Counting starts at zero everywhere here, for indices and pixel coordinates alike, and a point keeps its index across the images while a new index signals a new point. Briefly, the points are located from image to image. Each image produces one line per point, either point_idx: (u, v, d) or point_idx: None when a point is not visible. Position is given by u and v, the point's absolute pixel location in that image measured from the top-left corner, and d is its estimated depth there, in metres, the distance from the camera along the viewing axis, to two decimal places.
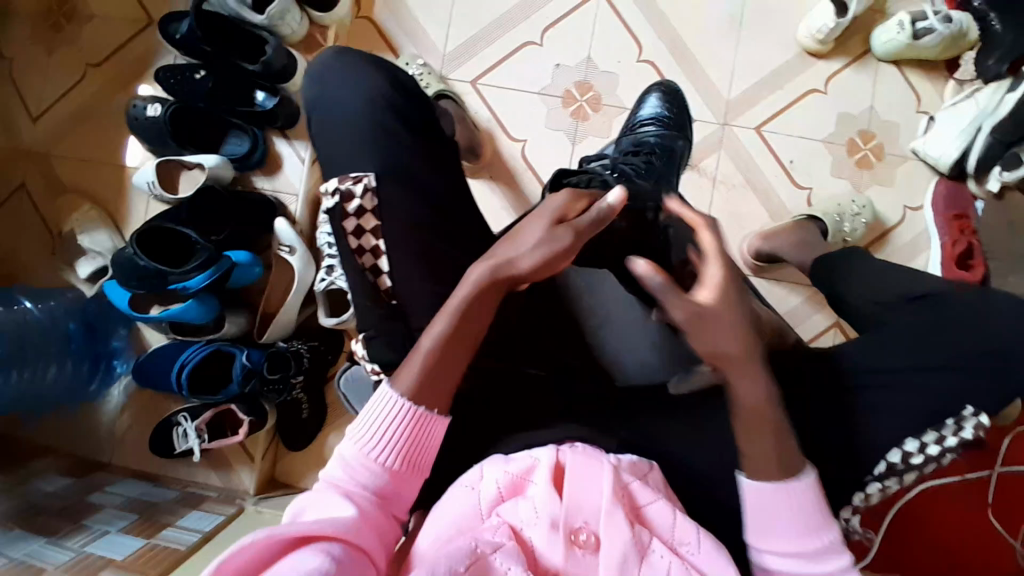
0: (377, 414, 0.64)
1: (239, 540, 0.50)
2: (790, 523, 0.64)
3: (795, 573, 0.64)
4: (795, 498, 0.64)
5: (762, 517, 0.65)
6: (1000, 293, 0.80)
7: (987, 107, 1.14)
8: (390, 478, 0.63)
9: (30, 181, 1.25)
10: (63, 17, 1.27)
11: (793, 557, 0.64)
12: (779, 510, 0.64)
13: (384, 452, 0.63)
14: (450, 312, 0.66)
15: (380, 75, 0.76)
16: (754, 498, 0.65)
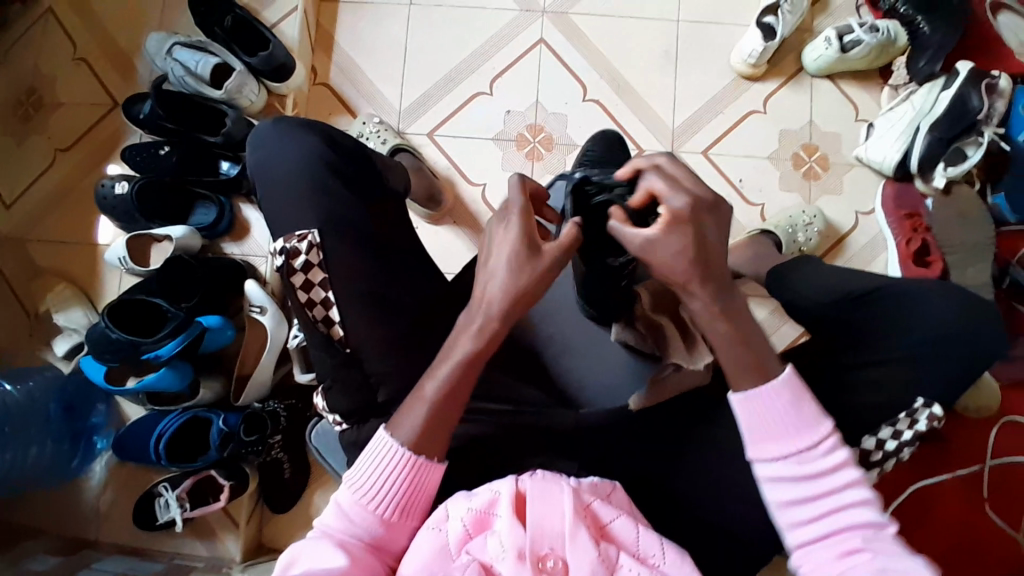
0: (374, 462, 0.66)
1: None
2: (778, 425, 0.63)
3: (791, 478, 0.63)
4: (778, 399, 0.63)
5: (756, 425, 0.64)
6: (940, 284, 0.83)
7: (924, 106, 1.20)
8: (384, 528, 0.66)
9: (5, 267, 1.28)
10: (31, 107, 1.33)
11: (786, 461, 0.63)
12: (767, 414, 0.63)
13: (381, 503, 0.66)
14: (450, 357, 0.67)
15: (315, 137, 0.80)
16: (741, 410, 0.64)
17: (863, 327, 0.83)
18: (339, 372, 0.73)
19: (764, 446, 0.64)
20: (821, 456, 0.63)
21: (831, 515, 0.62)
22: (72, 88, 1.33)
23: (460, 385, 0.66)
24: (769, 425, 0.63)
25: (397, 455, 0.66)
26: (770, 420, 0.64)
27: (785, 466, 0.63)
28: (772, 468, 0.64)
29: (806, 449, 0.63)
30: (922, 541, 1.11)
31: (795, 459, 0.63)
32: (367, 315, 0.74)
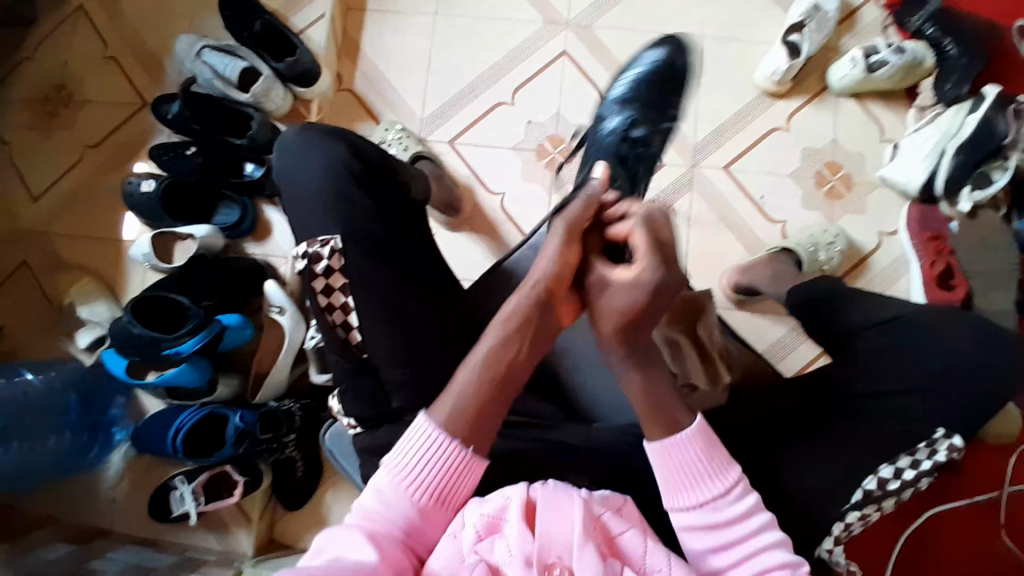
0: (416, 445, 0.66)
1: None
2: (687, 473, 0.64)
3: (699, 525, 0.64)
4: (688, 447, 0.64)
5: (671, 474, 0.64)
6: (960, 314, 0.82)
7: (951, 129, 1.19)
8: (418, 519, 0.65)
9: (33, 259, 1.31)
10: (62, 105, 1.37)
11: (693, 510, 0.64)
12: (680, 463, 0.64)
13: (421, 487, 0.65)
14: (473, 363, 0.68)
15: (340, 144, 0.81)
16: (654, 458, 0.65)
17: (881, 352, 0.82)
18: (355, 379, 0.75)
19: (679, 494, 0.64)
20: (731, 501, 0.64)
21: (748, 558, 0.62)
22: (104, 87, 1.37)
23: (478, 406, 0.67)
24: (684, 473, 0.64)
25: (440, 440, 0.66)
26: (683, 470, 0.64)
27: (698, 514, 0.64)
28: (687, 515, 0.64)
29: (715, 497, 0.63)
30: (933, 563, 1.10)
31: (706, 507, 0.63)
32: (383, 322, 0.75)
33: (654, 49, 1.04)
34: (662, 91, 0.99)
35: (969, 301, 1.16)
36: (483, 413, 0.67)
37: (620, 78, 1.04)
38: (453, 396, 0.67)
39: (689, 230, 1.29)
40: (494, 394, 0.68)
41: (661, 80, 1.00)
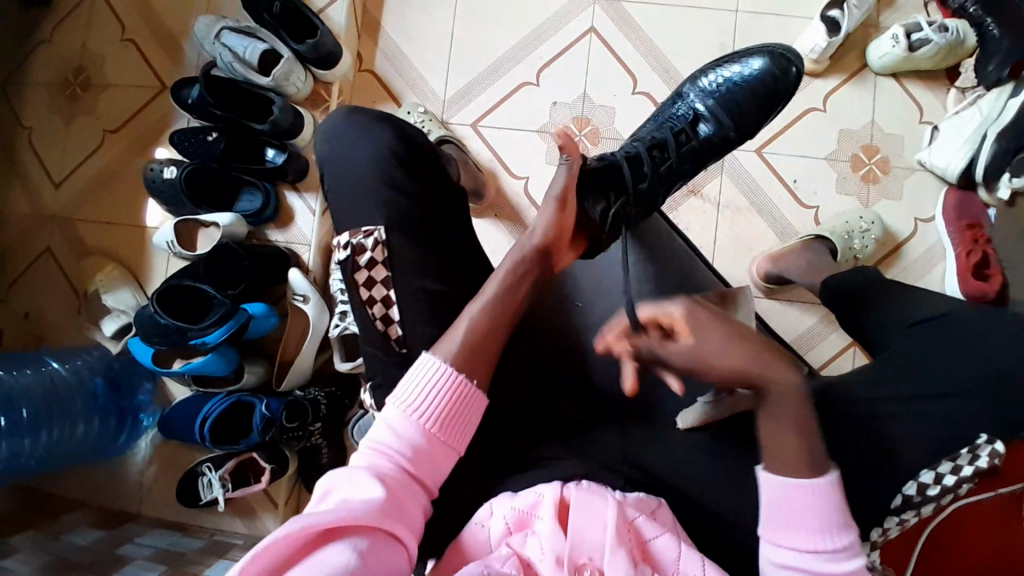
0: (419, 381, 0.66)
1: (274, 531, 0.51)
2: (807, 521, 0.64)
3: (802, 566, 0.63)
4: (815, 497, 0.64)
5: (786, 514, 0.64)
6: (1009, 311, 0.79)
7: (989, 116, 1.13)
8: (426, 451, 0.64)
9: (56, 245, 1.31)
10: (82, 88, 1.35)
11: (803, 553, 0.63)
12: (800, 508, 0.64)
13: (429, 418, 0.65)
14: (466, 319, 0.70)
15: (387, 129, 0.80)
16: (772, 492, 0.65)
17: (929, 348, 0.79)
18: (389, 376, 0.75)
19: (782, 532, 0.64)
20: (843, 557, 0.63)
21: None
22: (123, 69, 1.34)
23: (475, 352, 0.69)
24: (801, 517, 0.64)
25: (445, 373, 0.67)
26: (798, 513, 0.64)
27: (806, 557, 0.63)
28: (786, 554, 0.64)
29: (830, 548, 0.63)
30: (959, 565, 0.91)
31: (814, 556, 0.63)
32: (417, 318, 0.74)
33: (761, 59, 0.97)
34: (736, 111, 0.96)
35: (1004, 292, 1.12)
36: (476, 349, 0.69)
37: (718, 69, 0.99)
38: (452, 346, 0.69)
39: (718, 215, 1.25)
40: (491, 342, 0.70)
41: (749, 98, 0.96)
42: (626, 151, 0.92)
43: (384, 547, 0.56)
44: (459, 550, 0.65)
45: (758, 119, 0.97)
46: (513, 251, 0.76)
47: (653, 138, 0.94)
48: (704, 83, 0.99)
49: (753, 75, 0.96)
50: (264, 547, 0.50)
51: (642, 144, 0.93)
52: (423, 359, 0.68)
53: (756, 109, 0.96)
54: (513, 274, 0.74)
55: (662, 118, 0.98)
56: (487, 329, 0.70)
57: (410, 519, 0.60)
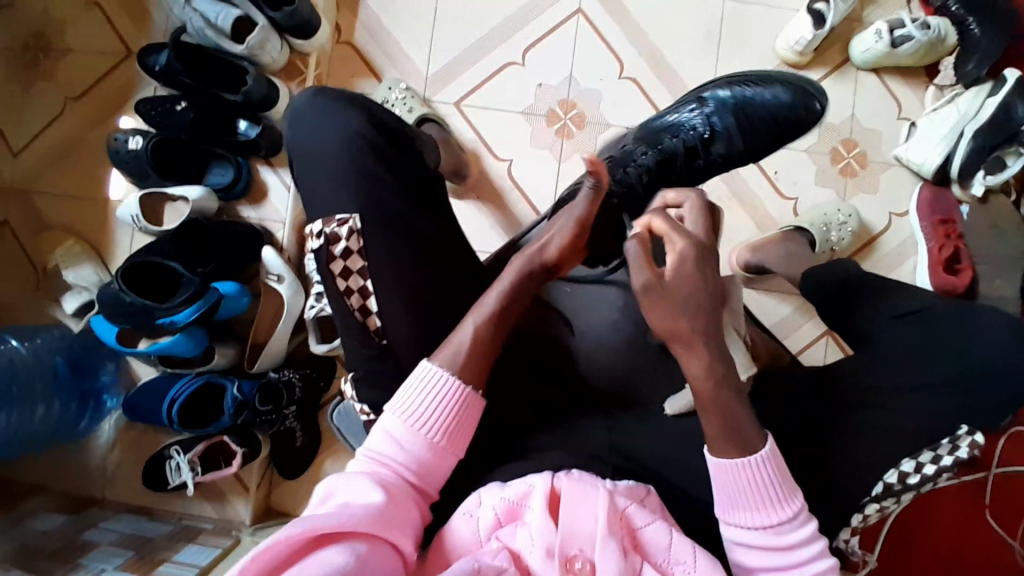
0: (422, 390, 0.67)
1: (273, 534, 0.52)
2: (750, 498, 0.64)
3: (757, 544, 0.65)
4: (753, 471, 0.64)
5: (734, 492, 0.65)
6: (983, 307, 0.81)
7: (969, 111, 1.16)
8: (427, 460, 0.66)
9: (13, 219, 1.24)
10: (40, 52, 1.26)
11: (754, 530, 0.65)
12: (744, 487, 0.65)
13: (431, 427, 0.66)
14: (483, 309, 0.71)
15: (357, 111, 0.78)
16: (721, 473, 0.65)
17: (908, 342, 0.81)
18: (373, 364, 0.73)
19: (732, 513, 0.65)
20: (793, 528, 0.65)
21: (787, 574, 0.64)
22: (84, 33, 1.26)
23: (476, 346, 0.69)
24: (745, 496, 0.64)
25: (448, 383, 0.68)
26: (750, 490, 0.65)
27: (755, 534, 0.64)
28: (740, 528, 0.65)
29: (780, 523, 0.64)
30: (917, 534, 1.06)
31: (764, 532, 0.64)
32: (405, 304, 0.73)
33: (783, 89, 0.96)
34: (746, 126, 0.95)
35: (973, 286, 1.16)
36: (480, 350, 0.69)
37: (742, 83, 0.97)
38: (454, 344, 0.69)
39: None
40: (496, 336, 0.71)
41: (761, 119, 0.95)
42: (637, 163, 0.93)
43: (383, 551, 0.57)
44: (443, 545, 0.64)
45: (766, 148, 0.97)
46: (521, 259, 0.74)
47: (663, 148, 0.94)
48: (720, 92, 0.97)
49: (774, 104, 0.95)
50: (263, 548, 0.51)
51: (653, 154, 0.94)
52: (423, 368, 0.69)
53: (768, 137, 0.96)
54: (517, 286, 0.73)
55: (672, 122, 0.97)
56: (491, 339, 0.70)
57: (409, 526, 0.61)
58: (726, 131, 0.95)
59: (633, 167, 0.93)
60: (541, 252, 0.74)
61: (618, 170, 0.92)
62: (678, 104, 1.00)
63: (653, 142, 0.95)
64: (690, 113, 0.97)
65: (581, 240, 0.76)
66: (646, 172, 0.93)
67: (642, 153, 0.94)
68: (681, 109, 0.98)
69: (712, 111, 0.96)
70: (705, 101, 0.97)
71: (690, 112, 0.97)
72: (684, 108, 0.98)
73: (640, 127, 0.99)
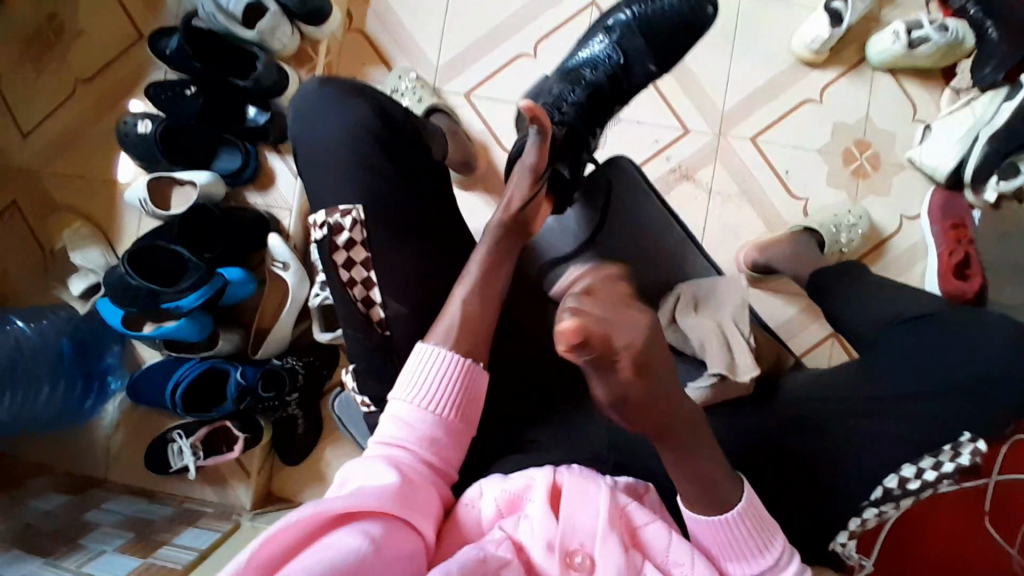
0: (425, 370, 0.67)
1: (286, 516, 0.51)
2: (734, 553, 0.63)
3: None
4: (732, 527, 0.63)
5: (717, 546, 0.64)
6: (994, 315, 0.80)
7: (984, 115, 1.13)
8: (439, 440, 0.66)
9: (22, 200, 1.24)
10: (54, 35, 1.26)
11: None
12: (726, 541, 0.64)
13: (440, 405, 0.66)
14: (466, 278, 0.73)
15: (364, 102, 0.77)
16: (700, 531, 0.64)
17: (916, 348, 0.80)
18: (375, 356, 0.73)
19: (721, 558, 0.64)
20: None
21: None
22: (98, 15, 1.26)
23: (477, 327, 0.70)
24: (728, 551, 0.64)
25: (449, 360, 0.68)
26: (731, 547, 0.64)
27: None
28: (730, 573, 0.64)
29: (766, 574, 0.63)
30: (917, 538, 1.05)
31: None
32: (409, 296, 0.73)
33: None
34: (655, 40, 0.98)
35: (983, 293, 1.14)
36: (472, 327, 0.70)
37: (630, 3, 1.01)
38: (447, 319, 0.70)
39: (709, 201, 1.25)
40: (489, 309, 0.72)
41: (666, 22, 0.98)
42: (568, 102, 0.92)
43: (400, 534, 0.57)
44: (451, 530, 0.64)
45: (683, 47, 1.00)
46: (494, 223, 0.77)
47: (589, 83, 0.95)
48: (622, 16, 0.99)
49: (672, 7, 0.98)
50: (277, 530, 0.50)
51: (580, 91, 0.94)
52: (426, 348, 0.68)
53: (682, 37, 0.99)
54: (500, 245, 0.76)
55: (578, 62, 0.98)
56: (481, 312, 0.71)
57: (427, 507, 0.61)
58: (637, 54, 0.98)
59: (567, 106, 0.92)
60: (508, 211, 0.77)
61: (553, 112, 0.90)
62: (585, 41, 1.01)
63: (576, 81, 0.95)
64: (592, 52, 0.98)
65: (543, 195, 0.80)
66: (577, 105, 0.92)
67: (568, 94, 0.93)
68: (579, 53, 0.99)
69: (610, 44, 0.98)
70: (597, 35, 1.01)
71: (585, 50, 0.99)
72: (581, 52, 0.99)
73: (557, 68, 0.99)
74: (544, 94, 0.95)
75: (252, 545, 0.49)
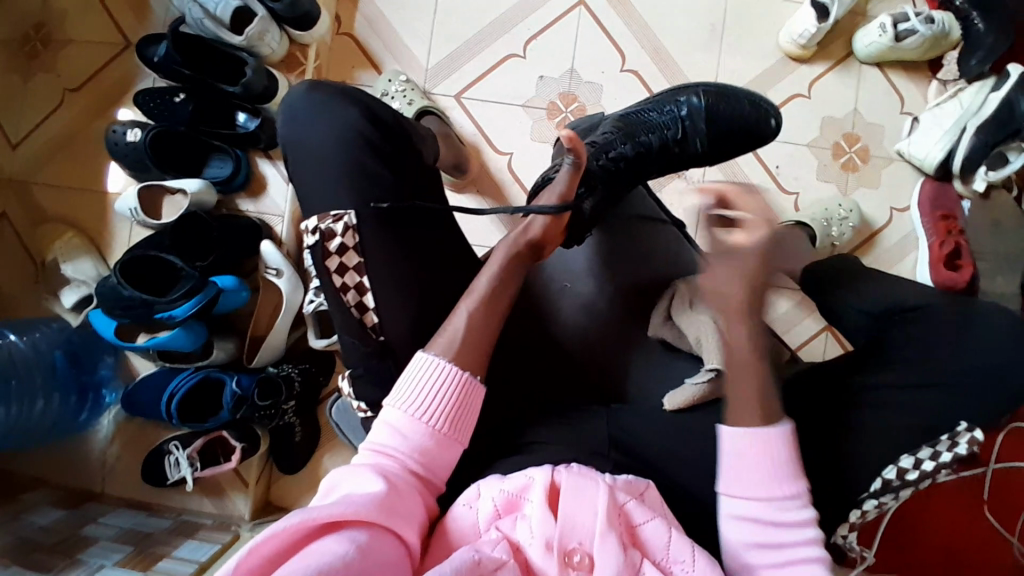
0: (419, 379, 0.67)
1: (270, 525, 0.52)
2: (757, 468, 0.67)
3: (752, 518, 0.67)
4: (761, 443, 0.67)
5: (738, 462, 0.68)
6: (987, 305, 0.81)
7: (971, 107, 1.15)
8: (430, 448, 0.66)
9: (11, 212, 1.23)
10: (40, 44, 1.25)
11: (753, 502, 0.67)
12: (750, 455, 0.67)
13: (431, 414, 0.66)
14: (475, 295, 0.73)
15: (352, 106, 0.77)
16: (727, 443, 0.68)
17: (910, 339, 0.81)
18: (373, 361, 0.73)
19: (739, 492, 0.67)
20: (789, 507, 0.66)
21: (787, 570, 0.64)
22: (83, 25, 1.25)
23: (476, 336, 0.70)
24: (750, 466, 0.67)
25: (446, 371, 0.67)
26: (753, 461, 0.67)
27: (754, 506, 0.66)
28: (740, 505, 0.67)
29: (779, 496, 0.66)
30: (916, 532, 1.05)
31: (763, 504, 0.66)
32: (405, 300, 0.73)
33: (748, 103, 0.98)
34: (715, 134, 0.95)
35: (974, 283, 1.15)
36: (473, 337, 0.70)
37: (708, 91, 0.98)
38: (452, 329, 0.70)
39: None
40: (489, 326, 0.72)
41: (730, 119, 0.96)
42: (616, 152, 0.88)
43: (386, 540, 0.56)
44: (445, 534, 0.64)
45: (727, 153, 0.98)
46: (506, 245, 0.76)
47: (642, 143, 0.90)
48: (695, 99, 0.96)
49: (742, 119, 0.97)
50: (262, 539, 0.51)
51: (631, 146, 0.89)
52: (422, 357, 0.69)
53: (732, 143, 0.97)
54: (506, 271, 0.75)
55: (642, 121, 0.93)
56: (481, 326, 0.71)
57: (413, 517, 0.61)
58: (698, 132, 0.94)
59: (613, 156, 0.87)
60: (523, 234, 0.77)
61: (602, 155, 0.87)
62: (655, 102, 0.97)
63: (632, 135, 0.91)
64: (656, 117, 0.94)
65: (563, 224, 0.79)
66: (624, 159, 0.88)
67: (619, 145, 0.89)
68: (644, 112, 0.95)
69: (677, 116, 0.94)
70: (668, 104, 0.96)
71: (652, 111, 0.95)
72: (647, 112, 0.95)
73: (619, 116, 0.94)
74: (595, 136, 0.91)
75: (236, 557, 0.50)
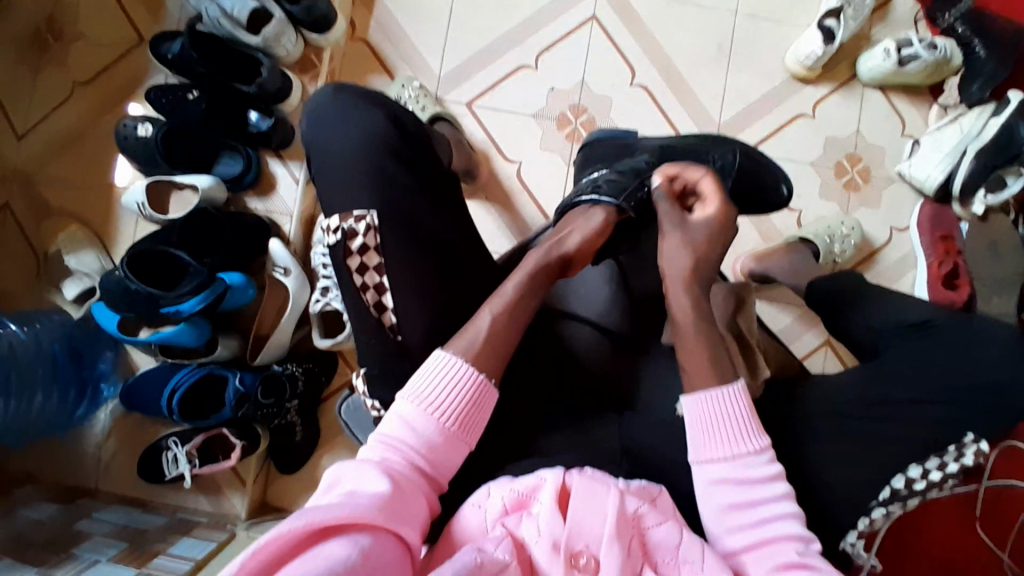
0: (436, 377, 0.68)
1: (275, 526, 0.51)
2: (723, 428, 0.68)
3: (728, 478, 0.67)
4: (726, 402, 0.69)
5: (704, 425, 0.68)
6: (993, 321, 0.83)
7: (972, 132, 1.18)
8: (441, 447, 0.66)
9: (15, 202, 1.22)
10: (50, 36, 1.25)
11: (725, 462, 0.67)
12: (717, 417, 0.68)
13: (445, 412, 0.67)
14: (500, 296, 0.73)
15: (378, 110, 0.78)
16: (695, 408, 0.69)
17: (916, 353, 0.82)
18: (389, 359, 0.73)
19: (704, 447, 0.68)
20: (755, 463, 0.67)
21: (765, 536, 0.65)
22: (98, 19, 1.25)
23: (506, 342, 0.71)
24: (717, 427, 0.68)
25: (462, 369, 0.68)
26: (717, 422, 0.68)
27: (726, 467, 0.67)
28: (713, 468, 0.68)
29: (745, 452, 0.67)
30: (914, 542, 1.07)
31: (732, 463, 0.67)
32: (423, 301, 0.73)
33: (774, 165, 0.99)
34: (740, 192, 0.95)
35: (971, 302, 1.17)
36: (497, 339, 0.70)
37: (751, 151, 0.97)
38: (477, 326, 0.71)
39: None
40: (512, 330, 0.72)
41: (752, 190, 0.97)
42: (656, 185, 0.85)
43: (389, 543, 0.56)
44: (450, 535, 0.64)
45: (743, 206, 0.98)
46: (538, 253, 0.77)
47: None
48: (734, 154, 0.95)
49: (767, 185, 0.98)
50: (265, 541, 0.50)
51: None
52: (439, 355, 0.69)
53: (751, 200, 0.98)
54: (532, 277, 0.75)
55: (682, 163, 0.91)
56: (504, 328, 0.71)
57: (416, 517, 0.61)
58: (729, 179, 0.94)
59: (653, 188, 0.84)
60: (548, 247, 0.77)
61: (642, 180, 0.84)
62: (694, 143, 0.95)
63: None
64: (691, 160, 0.92)
65: (597, 242, 0.80)
66: None
67: (657, 181, 0.85)
68: (678, 152, 0.92)
69: (714, 164, 0.93)
70: (705, 152, 0.94)
71: (689, 154, 0.93)
72: (680, 152, 0.93)
73: (659, 149, 0.92)
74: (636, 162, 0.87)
75: (243, 556, 0.50)
